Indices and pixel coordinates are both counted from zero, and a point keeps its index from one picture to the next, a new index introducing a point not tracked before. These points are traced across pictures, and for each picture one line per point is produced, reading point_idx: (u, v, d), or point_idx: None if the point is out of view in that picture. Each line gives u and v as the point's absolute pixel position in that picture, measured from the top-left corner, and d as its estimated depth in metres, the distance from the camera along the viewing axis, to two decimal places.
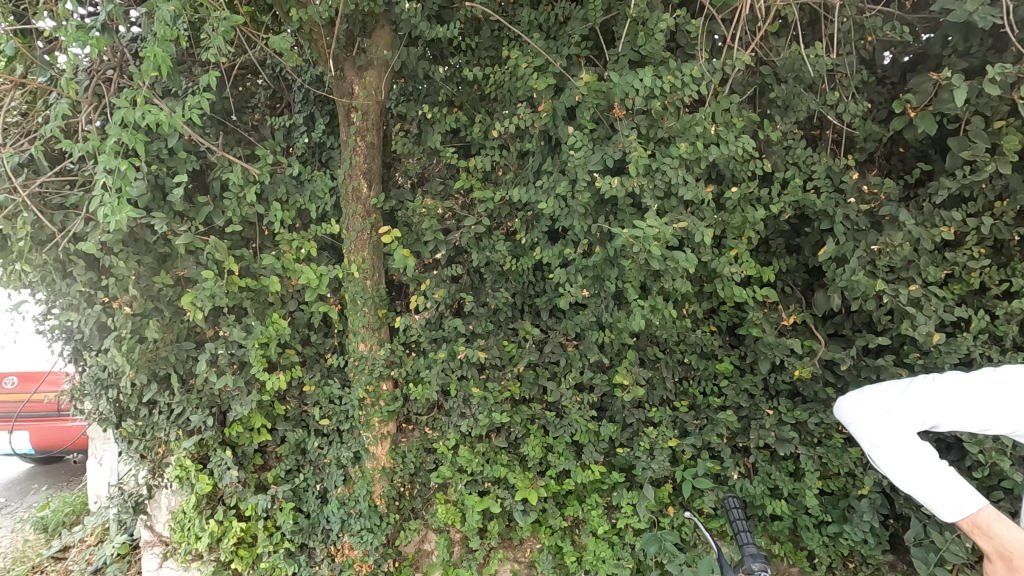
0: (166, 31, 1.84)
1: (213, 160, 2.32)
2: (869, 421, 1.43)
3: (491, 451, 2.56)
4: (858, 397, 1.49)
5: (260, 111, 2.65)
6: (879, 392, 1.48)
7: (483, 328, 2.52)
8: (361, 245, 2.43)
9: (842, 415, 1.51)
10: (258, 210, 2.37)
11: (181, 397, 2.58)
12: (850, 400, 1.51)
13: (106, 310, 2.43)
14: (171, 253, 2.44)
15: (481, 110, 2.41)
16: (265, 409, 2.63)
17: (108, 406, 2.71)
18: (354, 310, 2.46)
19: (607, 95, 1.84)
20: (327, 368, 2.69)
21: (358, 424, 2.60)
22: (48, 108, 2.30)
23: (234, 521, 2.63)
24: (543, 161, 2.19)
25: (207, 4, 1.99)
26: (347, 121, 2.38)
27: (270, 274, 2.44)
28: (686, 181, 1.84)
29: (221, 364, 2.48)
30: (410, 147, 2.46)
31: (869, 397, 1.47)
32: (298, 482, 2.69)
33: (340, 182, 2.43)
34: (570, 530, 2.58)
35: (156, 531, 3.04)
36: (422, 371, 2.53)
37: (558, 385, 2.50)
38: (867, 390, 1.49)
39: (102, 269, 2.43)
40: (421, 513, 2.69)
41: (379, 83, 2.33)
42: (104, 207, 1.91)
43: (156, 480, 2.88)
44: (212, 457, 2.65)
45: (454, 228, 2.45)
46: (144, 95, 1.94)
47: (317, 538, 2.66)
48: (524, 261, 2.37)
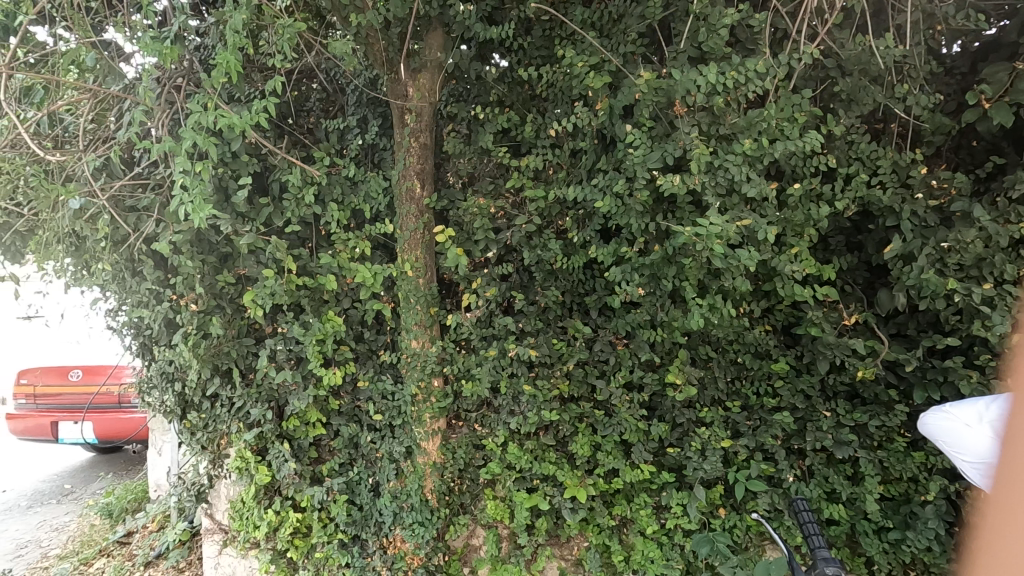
0: (237, 39, 1.93)
1: (274, 162, 2.41)
2: (954, 437, 1.68)
3: (539, 449, 2.57)
4: (943, 415, 1.73)
5: (315, 115, 2.72)
6: (962, 408, 1.71)
7: (532, 327, 2.53)
8: (414, 245, 2.47)
9: (932, 431, 1.77)
10: (315, 211, 2.45)
11: (242, 391, 2.69)
12: (937, 418, 1.75)
13: (173, 306, 2.56)
14: (233, 253, 2.55)
15: (533, 109, 2.44)
16: (320, 404, 2.70)
17: (174, 399, 2.87)
18: (406, 308, 2.51)
19: (667, 92, 1.84)
20: (379, 364, 2.74)
21: (409, 420, 2.64)
22: (122, 115, 2.45)
23: (291, 511, 2.73)
24: (596, 160, 2.19)
25: (271, 12, 2.07)
26: (402, 123, 2.43)
27: (326, 273, 2.51)
28: (749, 178, 1.82)
29: (281, 359, 2.58)
30: (462, 147, 2.48)
31: (950, 416, 1.71)
32: (351, 475, 2.76)
33: (393, 182, 2.48)
34: (617, 529, 2.57)
35: (216, 519, 3.18)
36: (473, 368, 2.55)
37: (607, 383, 2.50)
38: (950, 408, 1.73)
39: (169, 268, 2.57)
40: (470, 508, 2.71)
41: (433, 84, 2.38)
42: (188, 206, 2.01)
43: (217, 470, 3.01)
44: (270, 449, 2.74)
45: (504, 227, 2.47)
46: (214, 101, 2.04)
47: (370, 530, 2.73)
48: (576, 260, 2.37)
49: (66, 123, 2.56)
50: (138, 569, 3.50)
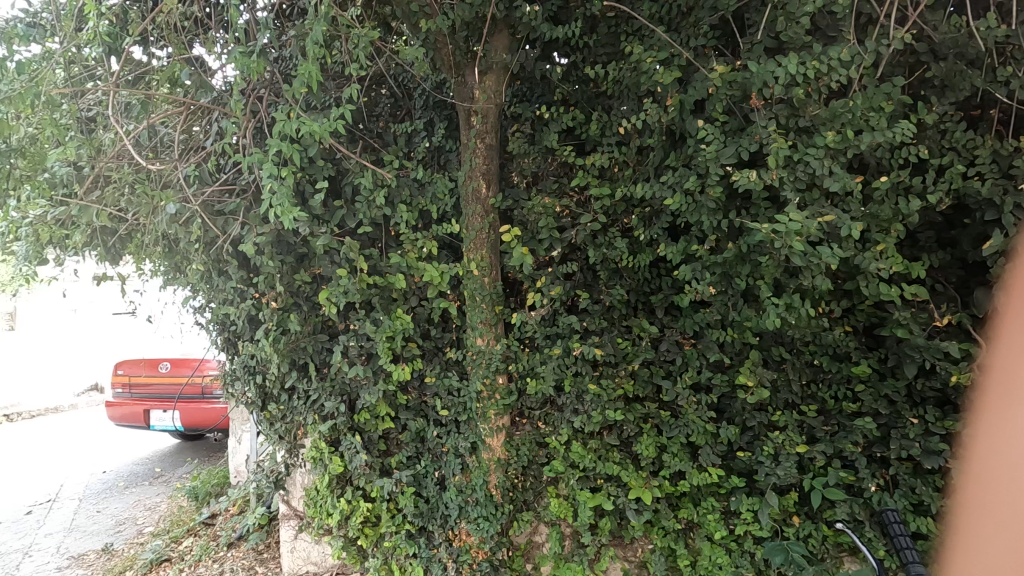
0: (318, 50, 2.04)
1: (348, 166, 2.52)
2: None
3: (603, 448, 2.56)
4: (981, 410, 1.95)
5: (383, 119, 2.81)
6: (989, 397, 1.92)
7: (596, 326, 2.50)
8: (479, 244, 2.51)
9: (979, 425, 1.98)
10: (385, 212, 2.55)
11: (317, 385, 2.83)
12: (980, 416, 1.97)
13: (256, 304, 2.73)
14: (309, 253, 2.68)
15: (598, 106, 2.41)
16: (389, 398, 2.79)
17: (256, 391, 3.06)
18: (472, 307, 2.55)
19: (742, 86, 1.81)
20: (445, 361, 2.80)
21: (474, 416, 2.68)
22: (211, 125, 2.63)
23: (362, 501, 2.85)
24: (664, 157, 2.15)
25: (348, 23, 2.17)
26: (468, 125, 2.48)
27: (395, 272, 2.61)
28: (832, 172, 1.74)
29: (353, 355, 2.69)
30: (527, 147, 2.51)
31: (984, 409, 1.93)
32: (418, 468, 2.84)
33: (460, 183, 2.53)
34: (683, 533, 2.53)
35: (292, 505, 3.37)
36: (537, 366, 2.56)
37: (673, 384, 2.45)
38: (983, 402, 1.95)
39: (252, 267, 2.74)
40: (533, 505, 2.72)
41: (498, 86, 2.42)
42: (276, 210, 2.14)
43: (292, 459, 3.19)
44: (343, 440, 2.87)
45: (569, 226, 2.45)
46: (296, 110, 2.16)
47: (436, 522, 2.81)
48: (642, 258, 2.34)
49: (161, 134, 2.76)
50: (222, 549, 3.73)
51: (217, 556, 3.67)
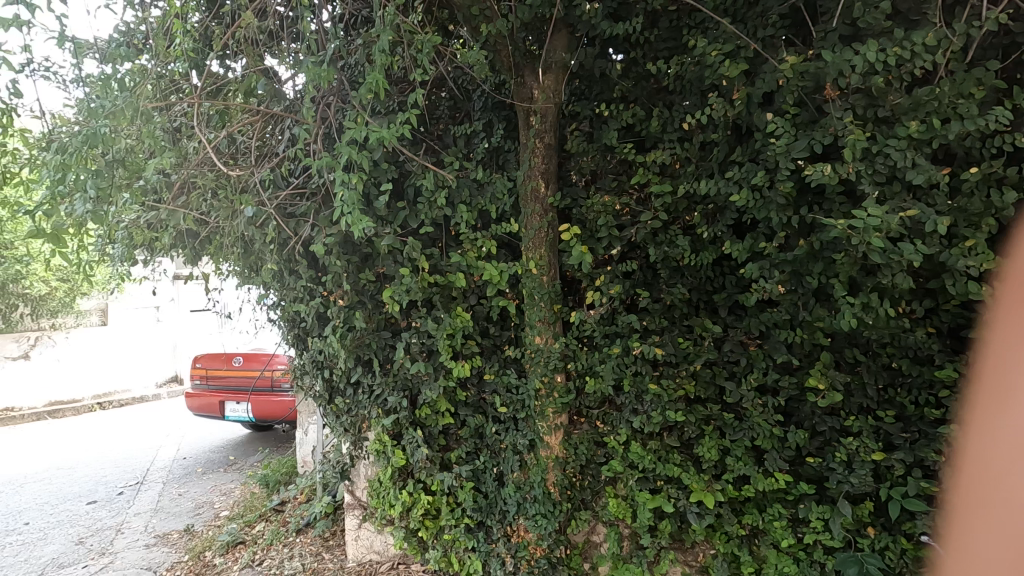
0: (385, 59, 2.12)
1: (411, 169, 2.60)
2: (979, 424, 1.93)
3: (663, 449, 2.51)
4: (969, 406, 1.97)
5: (443, 121, 2.87)
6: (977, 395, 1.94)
7: (656, 325, 2.46)
8: (538, 244, 2.53)
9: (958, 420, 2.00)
10: (446, 213, 2.61)
11: (381, 380, 2.93)
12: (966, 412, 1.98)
13: (324, 302, 2.87)
14: (373, 253, 2.78)
15: (659, 102, 2.36)
16: (449, 394, 2.85)
17: (324, 385, 3.21)
18: (530, 305, 2.57)
19: (816, 76, 1.75)
20: (504, 359, 2.83)
21: (532, 413, 2.69)
22: (285, 132, 2.77)
23: (422, 493, 2.94)
24: (729, 152, 2.10)
25: (412, 30, 2.25)
26: (527, 125, 2.50)
27: (455, 271, 2.67)
28: (915, 163, 1.65)
29: (415, 352, 2.77)
30: (585, 145, 2.50)
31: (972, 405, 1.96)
32: (477, 464, 2.89)
33: (519, 182, 2.55)
34: (747, 539, 2.45)
35: (356, 495, 3.50)
36: (596, 365, 2.54)
37: (737, 385, 2.37)
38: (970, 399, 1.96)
39: (321, 267, 2.88)
40: (591, 504, 2.71)
41: (558, 85, 2.44)
42: (348, 215, 2.24)
43: (357, 451, 3.32)
44: (405, 434, 2.96)
45: (629, 224, 2.42)
46: (364, 117, 2.25)
47: (495, 517, 2.86)
48: (704, 256, 2.27)
49: (239, 141, 2.94)
50: (291, 534, 3.91)
51: (286, 541, 3.86)
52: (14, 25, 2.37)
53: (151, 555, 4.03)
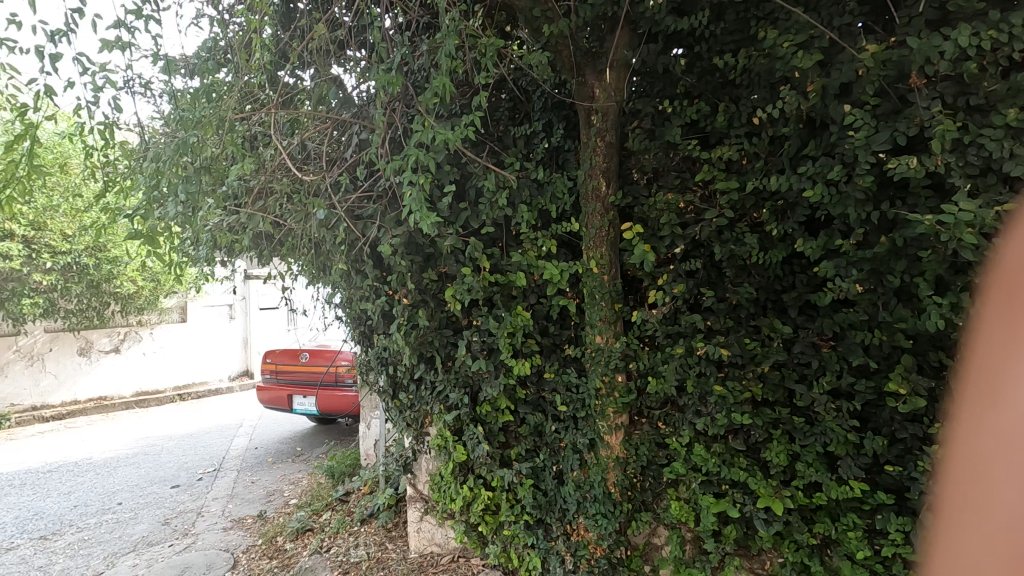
0: (451, 63, 2.19)
1: (473, 170, 2.66)
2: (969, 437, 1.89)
3: (728, 453, 2.41)
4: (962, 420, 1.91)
5: (504, 123, 2.91)
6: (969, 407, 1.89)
7: (721, 325, 2.38)
8: (599, 243, 2.53)
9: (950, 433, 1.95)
10: (507, 213, 2.64)
11: (443, 376, 3.01)
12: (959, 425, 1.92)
13: (390, 301, 2.98)
14: (435, 253, 2.86)
15: (725, 97, 2.32)
16: (509, 392, 2.88)
17: (388, 380, 3.33)
18: (591, 305, 2.57)
19: (899, 64, 1.67)
20: (563, 358, 2.83)
21: (593, 413, 2.68)
22: (352, 137, 2.89)
23: (483, 489, 3.01)
24: (801, 146, 2.03)
25: (478, 35, 2.31)
26: (588, 124, 2.50)
27: (516, 270, 2.70)
28: (1013, 153, 1.55)
29: (476, 349, 2.83)
30: (647, 143, 2.47)
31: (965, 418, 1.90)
32: (537, 462, 2.91)
33: (580, 182, 2.55)
34: (819, 549, 2.34)
35: (418, 489, 3.61)
36: (659, 365, 2.50)
37: (809, 389, 2.23)
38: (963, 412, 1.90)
39: (386, 266, 2.99)
40: (652, 506, 2.67)
41: (619, 84, 2.42)
42: (414, 216, 2.31)
43: (419, 445, 3.43)
44: (466, 431, 3.03)
45: (693, 222, 2.37)
46: (429, 120, 2.32)
47: (554, 515, 2.88)
48: (773, 254, 2.18)
49: (309, 147, 3.07)
50: (356, 524, 4.07)
51: (352, 530, 4.01)
52: (117, 47, 2.60)
53: (229, 538, 4.29)
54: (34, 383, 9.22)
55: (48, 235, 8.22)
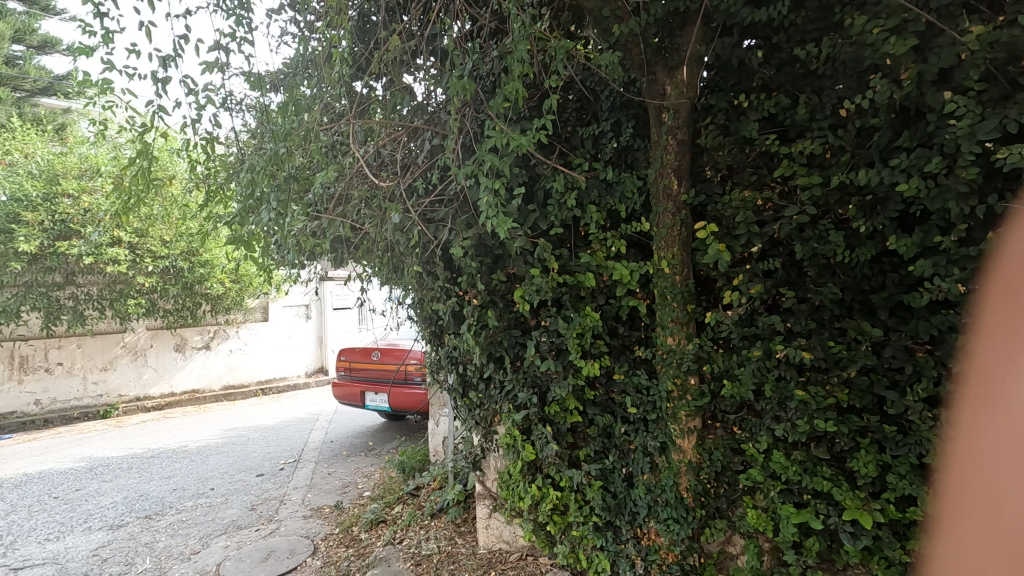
0: (521, 67, 2.23)
1: (541, 172, 2.68)
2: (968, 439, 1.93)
3: (809, 461, 2.26)
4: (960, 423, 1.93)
5: (571, 124, 2.91)
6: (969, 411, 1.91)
7: (802, 327, 2.25)
8: (670, 242, 2.48)
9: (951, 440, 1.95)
10: (576, 214, 2.65)
11: (512, 375, 3.06)
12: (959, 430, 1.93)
13: (460, 301, 3.06)
14: (504, 254, 2.90)
15: (805, 88, 2.21)
16: (577, 393, 2.88)
17: (458, 379, 3.42)
18: (662, 305, 2.52)
19: (1008, 46, 1.54)
20: (633, 359, 2.79)
21: (664, 416, 2.62)
22: (425, 143, 2.97)
23: (551, 488, 3.03)
24: (893, 137, 1.91)
25: (547, 37, 2.34)
26: (659, 122, 2.47)
27: (584, 271, 2.70)
28: None
29: (544, 350, 2.85)
30: (721, 139, 2.42)
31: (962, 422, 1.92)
32: (606, 463, 2.89)
33: (649, 181, 2.52)
34: (913, 568, 2.17)
35: (487, 486, 3.68)
36: (734, 369, 2.41)
37: (902, 396, 2.07)
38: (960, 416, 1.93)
39: (456, 268, 3.07)
40: (726, 513, 2.58)
41: (692, 80, 2.37)
42: (486, 219, 2.36)
43: (487, 443, 3.50)
44: (534, 430, 3.06)
45: (771, 220, 2.28)
46: (499, 123, 2.37)
47: (624, 518, 2.84)
48: (862, 253, 2.06)
49: (384, 154, 3.17)
50: (426, 518, 4.20)
51: (423, 524, 4.14)
52: (216, 68, 2.83)
53: (309, 526, 4.54)
54: (138, 376, 10.15)
55: (150, 241, 9.08)
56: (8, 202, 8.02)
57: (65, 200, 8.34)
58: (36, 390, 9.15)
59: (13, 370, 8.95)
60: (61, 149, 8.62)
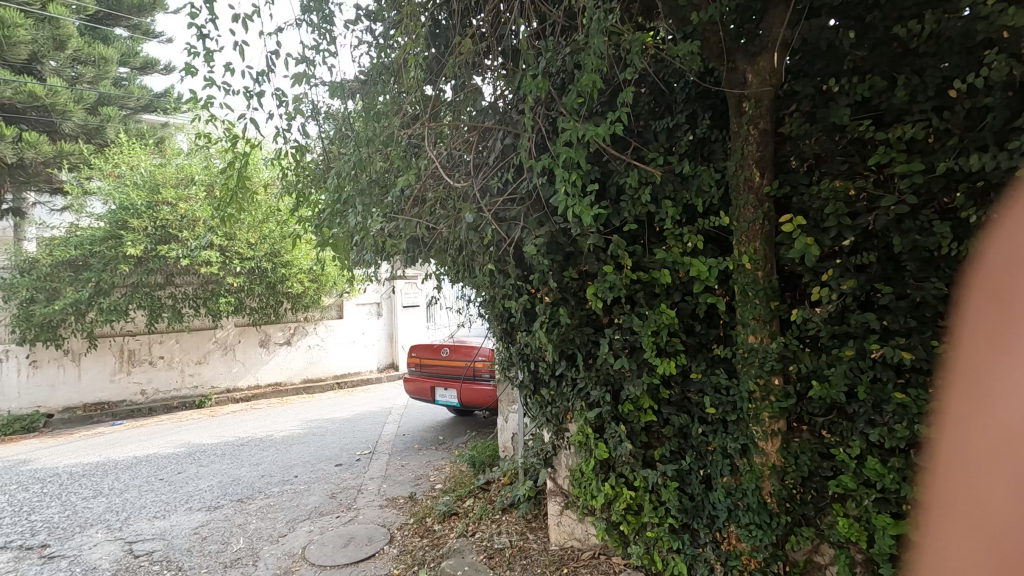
0: (596, 62, 2.21)
1: (614, 168, 2.65)
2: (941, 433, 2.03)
3: (910, 470, 2.10)
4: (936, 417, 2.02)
5: (643, 118, 2.85)
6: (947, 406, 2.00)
7: (902, 325, 2.09)
8: (752, 237, 2.39)
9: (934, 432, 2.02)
10: (650, 209, 2.60)
11: (585, 373, 3.04)
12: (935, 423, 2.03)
13: (531, 299, 3.07)
14: (575, 252, 2.89)
15: (905, 67, 2.04)
16: (652, 391, 2.82)
17: (529, 376, 3.44)
18: (743, 302, 2.42)
19: None
20: (711, 358, 2.71)
21: (745, 417, 2.52)
22: (496, 143, 3.01)
23: (624, 488, 2.98)
24: (1010, 118, 1.75)
25: (621, 31, 2.31)
26: (738, 111, 2.39)
27: (659, 267, 2.64)
28: None
29: (618, 347, 2.81)
30: (807, 127, 2.29)
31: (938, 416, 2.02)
32: (682, 464, 2.81)
33: (728, 174, 2.43)
34: None
35: (558, 483, 3.69)
36: (824, 369, 2.27)
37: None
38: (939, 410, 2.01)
39: (528, 266, 3.09)
40: (814, 521, 2.45)
41: (775, 66, 2.28)
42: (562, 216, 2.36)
43: (559, 441, 3.50)
44: (607, 428, 3.03)
45: (865, 211, 2.13)
46: (573, 120, 2.36)
47: (702, 521, 2.77)
48: (973, 245, 1.89)
49: (455, 156, 3.23)
50: (497, 512, 4.26)
51: (494, 518, 4.21)
52: (303, 80, 2.99)
53: (385, 515, 4.73)
54: (228, 369, 10.94)
55: (238, 244, 9.76)
56: (117, 210, 8.90)
57: (165, 207, 9.12)
58: (142, 380, 10.08)
59: (123, 363, 9.91)
60: (161, 161, 9.44)
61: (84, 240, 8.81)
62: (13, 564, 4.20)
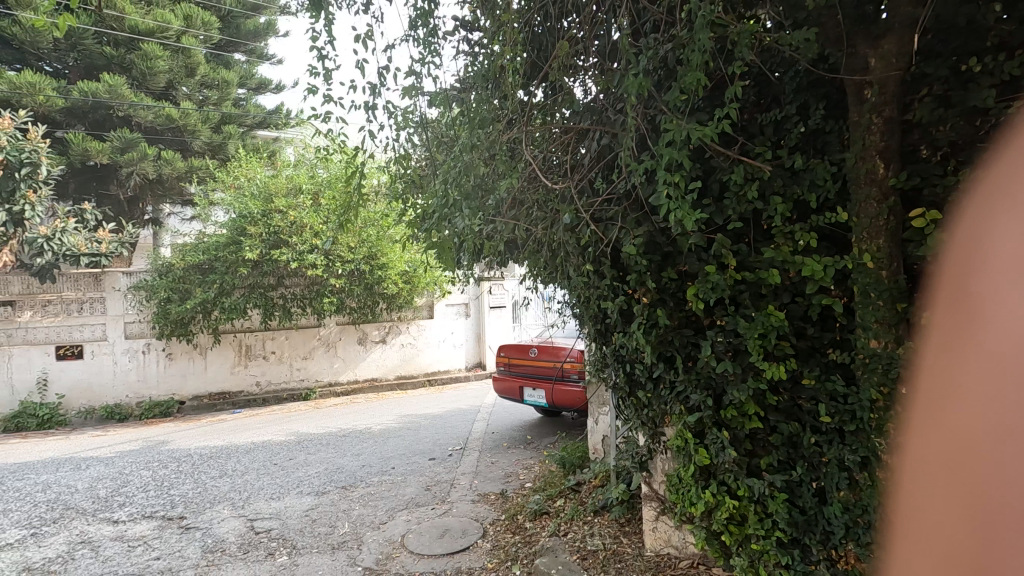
0: (701, 57, 2.15)
1: (717, 164, 2.56)
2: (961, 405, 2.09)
3: None
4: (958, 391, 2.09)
5: (748, 110, 2.73)
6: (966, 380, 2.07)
7: None
8: (875, 233, 2.20)
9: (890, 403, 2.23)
10: (757, 206, 2.49)
11: (684, 376, 2.95)
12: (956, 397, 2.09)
13: (627, 299, 2.99)
14: (674, 251, 2.82)
15: None
16: (757, 397, 2.68)
17: (625, 377, 3.39)
18: (864, 304, 2.23)
19: None
20: (826, 363, 2.54)
21: (866, 428, 2.34)
22: (592, 144, 3.01)
23: (727, 497, 2.84)
24: None
25: (727, 23, 2.24)
26: (859, 99, 2.23)
27: (767, 267, 2.52)
28: None
29: (721, 350, 2.72)
30: (941, 113, 2.09)
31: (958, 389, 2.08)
32: (792, 475, 2.65)
33: (847, 166, 2.27)
34: None
35: (654, 488, 3.60)
36: None
37: None
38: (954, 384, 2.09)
39: (624, 266, 3.05)
40: None
41: (902, 48, 2.12)
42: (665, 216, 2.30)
43: (655, 445, 3.42)
44: (708, 434, 2.91)
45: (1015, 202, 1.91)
46: (674, 117, 2.32)
47: (815, 537, 2.62)
48: None
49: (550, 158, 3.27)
50: (590, 514, 4.24)
51: (586, 519, 4.19)
52: (412, 91, 3.17)
53: (478, 510, 4.86)
54: (330, 364, 11.73)
55: (340, 248, 10.45)
56: (237, 219, 9.85)
57: (278, 214, 9.95)
58: (257, 373, 11.06)
59: (242, 356, 10.94)
60: (274, 173, 10.31)
61: (211, 246, 9.85)
62: (158, 531, 4.79)
